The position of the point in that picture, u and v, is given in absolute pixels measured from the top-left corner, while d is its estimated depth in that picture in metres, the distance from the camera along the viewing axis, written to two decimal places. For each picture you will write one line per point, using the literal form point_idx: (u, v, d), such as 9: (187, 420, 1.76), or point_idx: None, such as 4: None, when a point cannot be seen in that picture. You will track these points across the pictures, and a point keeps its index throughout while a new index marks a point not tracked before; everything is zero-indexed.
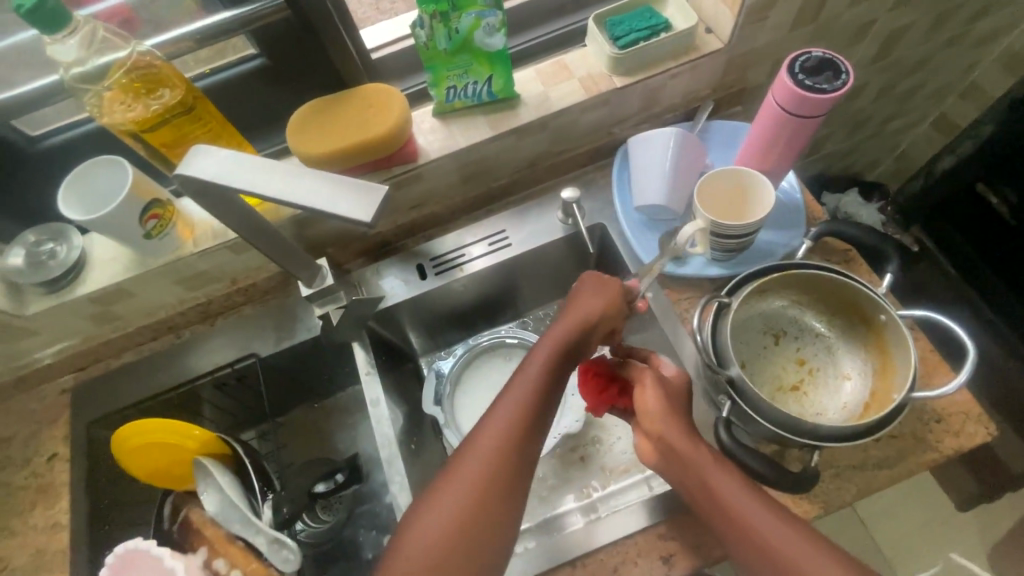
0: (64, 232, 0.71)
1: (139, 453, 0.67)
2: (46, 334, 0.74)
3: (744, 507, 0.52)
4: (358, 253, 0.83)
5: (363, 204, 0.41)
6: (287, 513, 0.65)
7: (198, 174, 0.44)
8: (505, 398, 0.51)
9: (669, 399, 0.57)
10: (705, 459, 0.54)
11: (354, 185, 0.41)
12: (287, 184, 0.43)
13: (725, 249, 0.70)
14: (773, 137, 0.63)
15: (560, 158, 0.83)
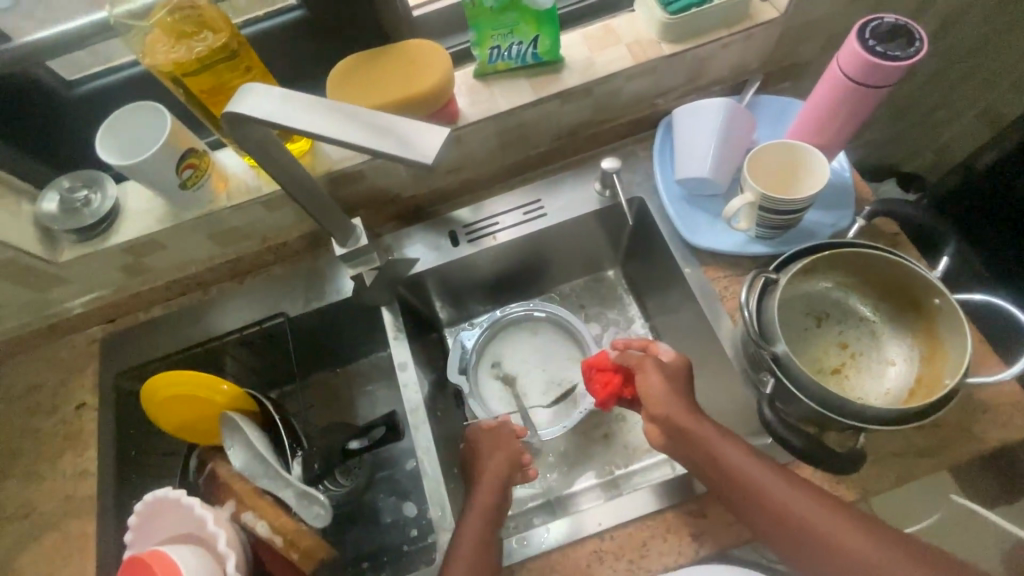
0: (98, 180, 0.70)
1: (169, 404, 0.67)
2: (78, 283, 0.73)
3: (758, 474, 0.55)
4: (389, 218, 0.82)
5: (422, 145, 0.39)
6: (318, 469, 0.68)
7: (249, 112, 0.42)
8: (475, 500, 0.64)
9: (669, 380, 0.62)
10: (713, 434, 0.58)
11: (413, 125, 0.40)
12: (343, 125, 0.41)
13: (774, 226, 0.67)
14: (834, 109, 0.61)
15: (600, 129, 0.81)
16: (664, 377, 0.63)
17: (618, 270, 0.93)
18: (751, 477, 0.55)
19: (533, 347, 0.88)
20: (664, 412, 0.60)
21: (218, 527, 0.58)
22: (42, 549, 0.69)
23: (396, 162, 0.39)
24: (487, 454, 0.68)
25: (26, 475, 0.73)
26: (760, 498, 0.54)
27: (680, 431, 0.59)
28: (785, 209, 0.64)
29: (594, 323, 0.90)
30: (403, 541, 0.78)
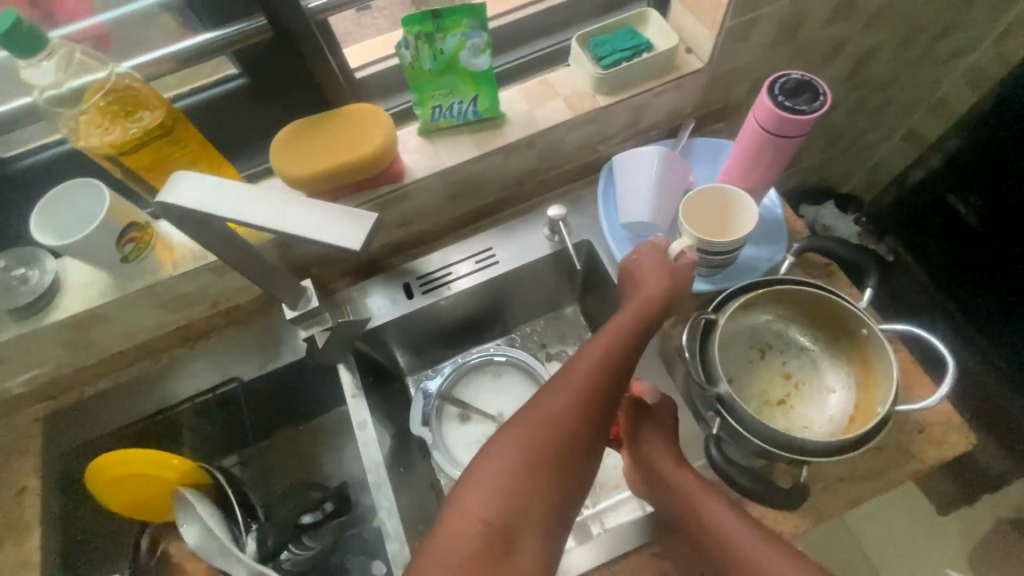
0: (36, 256, 0.68)
1: (114, 485, 0.65)
2: (17, 363, 0.71)
3: (715, 518, 0.57)
4: (344, 273, 0.82)
5: (355, 233, 0.41)
6: (272, 545, 0.66)
7: (179, 201, 0.43)
8: (601, 339, 0.57)
9: (655, 428, 0.64)
10: (682, 473, 0.60)
11: (345, 212, 0.42)
12: (278, 214, 0.42)
13: (719, 264, 0.70)
14: (756, 157, 0.65)
15: (547, 175, 0.83)
16: (653, 422, 0.64)
17: (577, 308, 0.94)
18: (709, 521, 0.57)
19: (496, 390, 0.88)
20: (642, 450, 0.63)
21: None
22: None
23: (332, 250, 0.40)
24: (653, 261, 0.65)
25: None
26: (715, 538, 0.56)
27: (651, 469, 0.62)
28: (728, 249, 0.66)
29: (555, 362, 0.91)
30: None
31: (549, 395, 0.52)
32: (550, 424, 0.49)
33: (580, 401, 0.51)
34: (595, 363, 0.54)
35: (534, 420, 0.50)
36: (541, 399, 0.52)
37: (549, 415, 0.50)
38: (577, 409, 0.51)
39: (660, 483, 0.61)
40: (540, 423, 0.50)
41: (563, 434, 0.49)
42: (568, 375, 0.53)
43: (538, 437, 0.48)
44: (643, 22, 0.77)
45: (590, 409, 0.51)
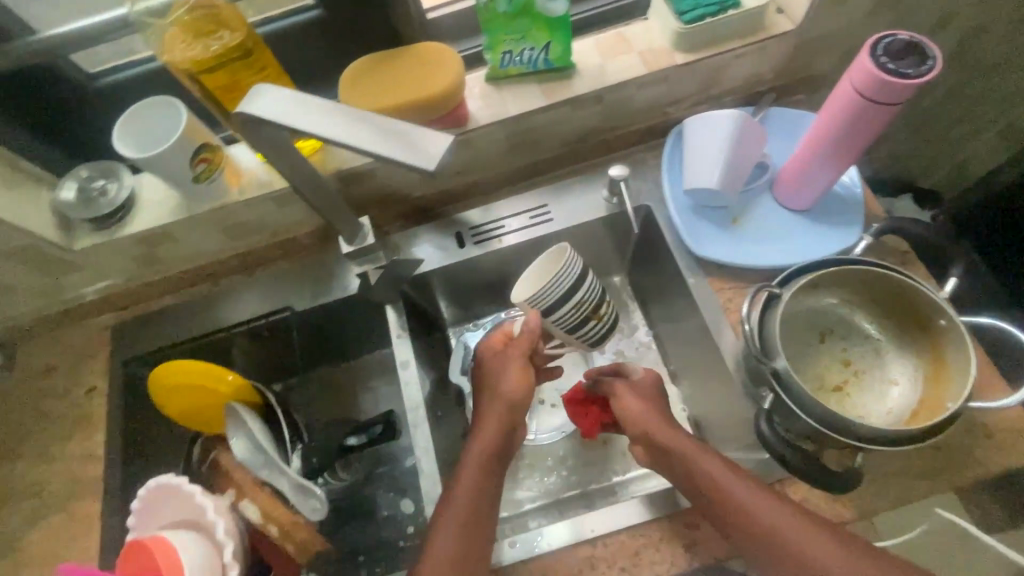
0: (114, 170, 0.72)
1: (175, 393, 0.69)
2: (92, 271, 0.75)
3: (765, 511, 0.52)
4: (398, 217, 0.83)
5: (429, 152, 0.41)
6: (317, 464, 0.69)
7: (257, 111, 0.44)
8: (482, 428, 0.64)
9: (640, 397, 0.65)
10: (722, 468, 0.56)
11: (422, 131, 0.41)
12: (350, 129, 0.43)
13: (586, 323, 0.66)
14: (845, 125, 0.60)
15: (611, 135, 0.80)
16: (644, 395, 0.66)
17: (625, 277, 0.92)
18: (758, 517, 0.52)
19: None
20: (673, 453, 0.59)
21: (217, 515, 0.59)
22: (49, 527, 0.71)
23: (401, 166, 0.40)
24: (502, 365, 0.67)
25: (36, 455, 0.75)
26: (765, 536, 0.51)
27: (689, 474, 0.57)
28: (562, 295, 0.63)
29: None
30: (398, 538, 0.79)
31: (458, 476, 0.61)
32: (473, 492, 0.59)
33: (480, 487, 0.60)
34: (485, 445, 0.63)
35: (456, 489, 0.60)
36: (456, 477, 0.61)
37: (472, 484, 0.60)
38: (486, 482, 0.61)
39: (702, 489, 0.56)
40: (465, 487, 0.60)
41: (483, 499, 0.60)
42: (472, 455, 0.62)
43: (465, 506, 0.58)
44: None
45: (492, 474, 0.62)
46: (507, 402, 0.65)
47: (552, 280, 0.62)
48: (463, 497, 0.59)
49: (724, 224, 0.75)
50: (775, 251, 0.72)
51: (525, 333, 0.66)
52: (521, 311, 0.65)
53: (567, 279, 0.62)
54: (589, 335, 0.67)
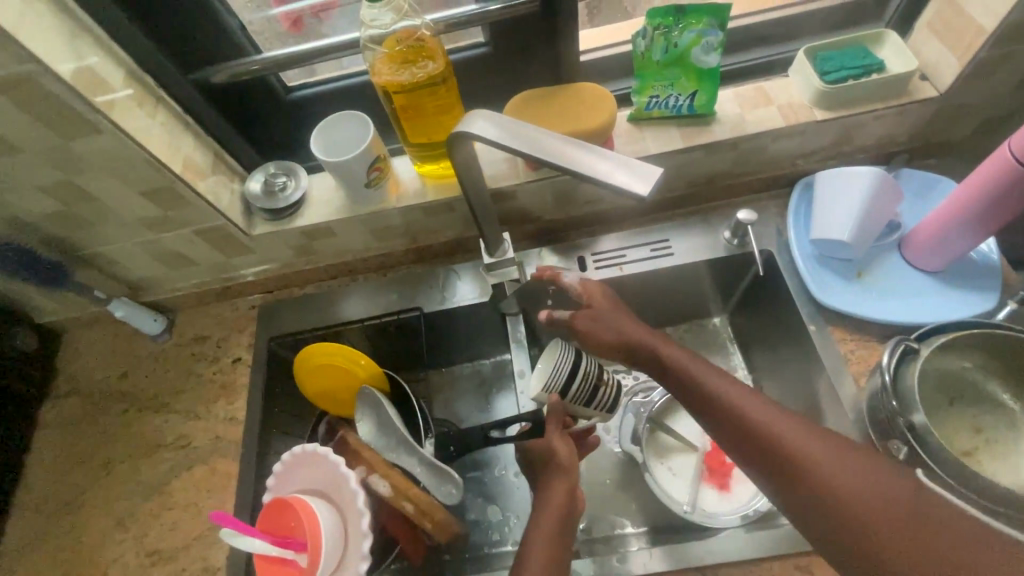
0: (294, 169, 0.82)
1: (319, 371, 0.76)
2: (257, 255, 0.85)
3: (868, 494, 0.47)
4: (524, 236, 0.89)
5: (642, 180, 0.46)
6: (454, 451, 0.73)
7: (480, 132, 0.53)
8: (540, 498, 0.63)
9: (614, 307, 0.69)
10: (820, 446, 0.51)
11: (635, 162, 0.47)
12: (563, 152, 0.50)
13: (597, 391, 0.71)
14: (996, 192, 0.62)
15: (738, 180, 0.84)
16: (610, 301, 0.70)
17: (724, 318, 0.93)
18: (855, 498, 0.47)
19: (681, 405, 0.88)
20: (761, 428, 0.53)
21: (357, 487, 0.64)
22: (192, 477, 0.79)
23: (612, 190, 0.47)
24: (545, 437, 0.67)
25: (185, 412, 0.84)
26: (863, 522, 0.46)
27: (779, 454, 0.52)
28: (569, 376, 0.68)
29: None
30: (485, 543, 0.80)
31: (532, 538, 0.59)
32: (547, 551, 0.58)
33: (553, 547, 0.59)
34: (553, 510, 0.61)
35: (532, 553, 0.58)
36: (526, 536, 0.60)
37: (546, 538, 0.59)
38: (561, 544, 0.59)
39: (790, 473, 0.51)
40: (539, 545, 0.59)
41: (560, 557, 0.59)
42: (540, 523, 0.60)
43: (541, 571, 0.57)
44: (880, 42, 0.76)
45: (565, 540, 0.60)
46: (565, 470, 0.64)
47: (551, 370, 0.68)
48: (542, 556, 0.58)
49: (848, 278, 0.76)
50: (902, 309, 0.73)
51: (552, 414, 0.68)
52: (544, 401, 0.70)
53: (565, 365, 0.68)
54: (602, 404, 0.72)
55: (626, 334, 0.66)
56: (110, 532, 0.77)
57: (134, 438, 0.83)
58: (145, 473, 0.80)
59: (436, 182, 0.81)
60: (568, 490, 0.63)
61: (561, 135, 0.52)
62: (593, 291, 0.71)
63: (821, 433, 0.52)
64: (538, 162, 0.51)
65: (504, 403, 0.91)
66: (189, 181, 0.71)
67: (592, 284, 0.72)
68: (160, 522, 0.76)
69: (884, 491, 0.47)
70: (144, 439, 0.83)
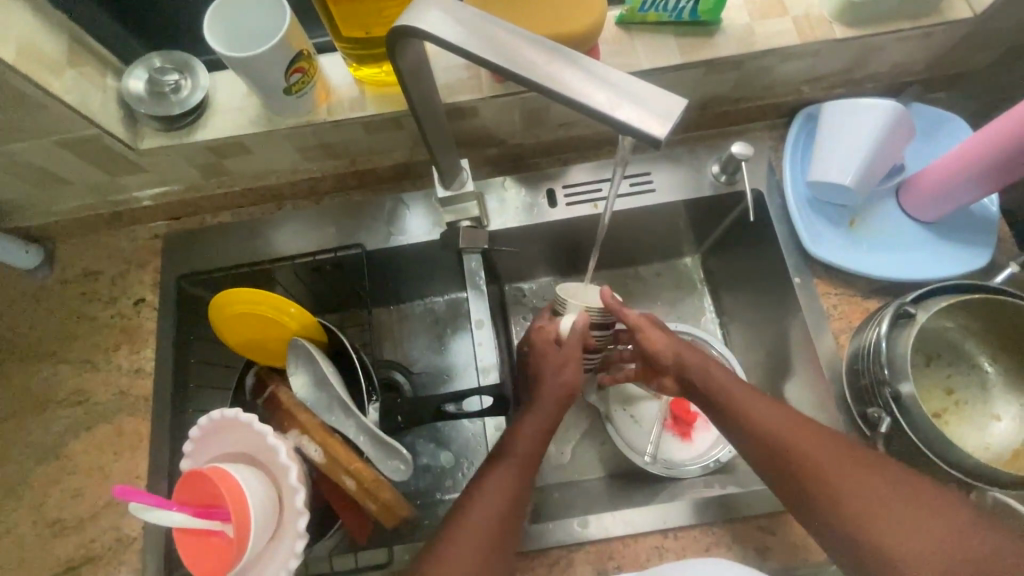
0: (190, 65, 0.64)
1: (241, 322, 0.63)
2: (152, 173, 0.69)
3: (860, 483, 0.52)
4: (487, 162, 0.76)
5: (658, 113, 0.35)
6: (401, 422, 0.63)
7: (428, 22, 0.40)
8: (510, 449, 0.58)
9: (667, 335, 0.64)
10: (817, 441, 0.54)
11: (650, 89, 0.36)
12: (550, 65, 0.37)
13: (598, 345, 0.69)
14: (1000, 158, 0.58)
15: (733, 107, 0.73)
16: (663, 331, 0.65)
17: (697, 259, 0.84)
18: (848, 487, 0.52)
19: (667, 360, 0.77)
20: (769, 432, 0.56)
21: (289, 460, 0.56)
22: (95, 438, 0.68)
23: (617, 127, 0.35)
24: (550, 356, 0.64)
25: (79, 362, 0.71)
26: (850, 508, 0.51)
27: (786, 453, 0.55)
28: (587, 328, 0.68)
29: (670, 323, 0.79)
30: (436, 489, 0.76)
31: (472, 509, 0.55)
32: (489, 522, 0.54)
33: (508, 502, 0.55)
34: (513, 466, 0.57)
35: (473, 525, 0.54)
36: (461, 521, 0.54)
37: (482, 525, 0.54)
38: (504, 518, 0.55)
39: (795, 471, 0.54)
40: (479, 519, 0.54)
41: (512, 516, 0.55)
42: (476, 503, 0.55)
43: (473, 547, 0.53)
44: None
45: (508, 528, 0.55)
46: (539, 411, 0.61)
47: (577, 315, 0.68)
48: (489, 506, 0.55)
49: (840, 226, 0.70)
50: (896, 262, 0.68)
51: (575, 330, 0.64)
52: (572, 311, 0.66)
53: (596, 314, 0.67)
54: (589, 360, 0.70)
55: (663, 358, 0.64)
56: None
57: (17, 392, 0.70)
58: (35, 434, 0.68)
59: (377, 92, 0.65)
60: (516, 471, 0.57)
61: (550, 41, 0.39)
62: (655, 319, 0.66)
63: (820, 432, 0.55)
64: (513, 74, 0.38)
65: (459, 346, 0.82)
66: (33, 74, 0.52)
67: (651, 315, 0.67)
68: (59, 489, 0.66)
69: (872, 477, 0.52)
70: (29, 393, 0.69)
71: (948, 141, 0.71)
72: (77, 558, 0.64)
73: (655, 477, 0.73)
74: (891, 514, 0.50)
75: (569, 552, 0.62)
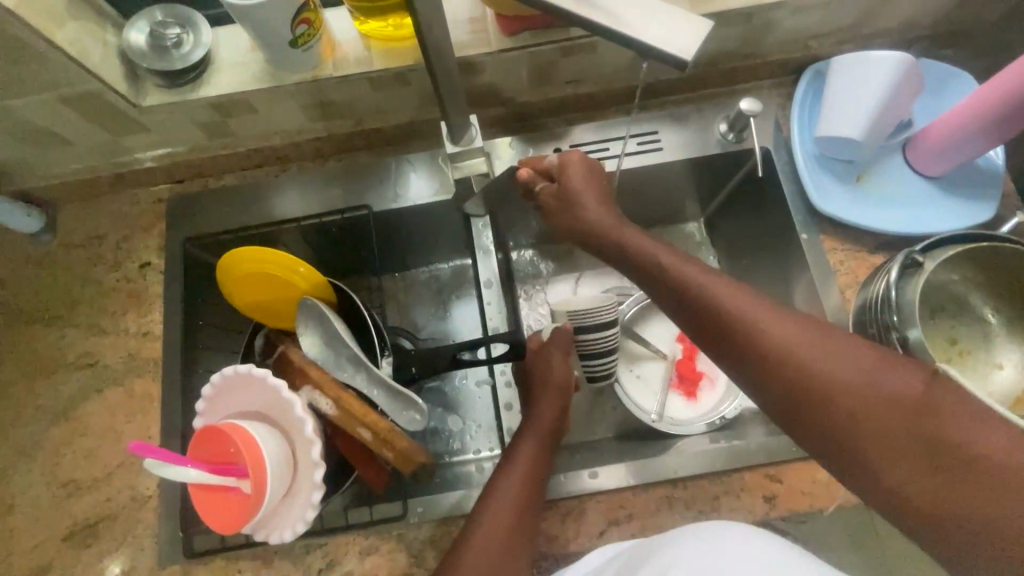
0: (191, 19, 0.63)
1: (250, 282, 0.63)
2: (156, 133, 0.68)
3: (882, 403, 0.41)
4: (493, 123, 0.76)
5: (680, 39, 0.37)
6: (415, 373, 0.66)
7: None
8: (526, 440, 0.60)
9: (588, 182, 0.63)
10: (831, 358, 0.43)
11: (672, 15, 0.37)
12: None
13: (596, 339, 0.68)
14: (1001, 114, 0.58)
15: (742, 64, 0.73)
16: (585, 176, 0.63)
17: (701, 222, 0.85)
18: (883, 420, 0.40)
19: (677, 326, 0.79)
20: (770, 349, 0.46)
21: (304, 413, 0.56)
22: (106, 400, 0.68)
23: (641, 51, 0.37)
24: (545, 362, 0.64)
25: (88, 326, 0.70)
26: (882, 442, 0.40)
27: (804, 381, 0.44)
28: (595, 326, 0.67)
29: None
30: (446, 452, 0.76)
31: (497, 496, 0.56)
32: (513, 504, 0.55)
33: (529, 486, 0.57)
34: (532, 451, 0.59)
35: (501, 507, 0.55)
36: (488, 495, 0.56)
37: (510, 501, 0.55)
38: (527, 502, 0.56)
39: (817, 403, 0.43)
40: (506, 507, 0.55)
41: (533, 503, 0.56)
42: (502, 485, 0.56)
43: (503, 530, 0.53)
44: None
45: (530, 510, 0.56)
46: (552, 394, 0.63)
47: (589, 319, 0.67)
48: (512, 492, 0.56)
49: (847, 183, 0.70)
50: (903, 217, 0.68)
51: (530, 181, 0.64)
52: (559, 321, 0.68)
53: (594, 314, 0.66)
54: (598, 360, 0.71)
55: (581, 222, 0.62)
56: (12, 462, 0.66)
57: (26, 356, 0.69)
58: (46, 397, 0.68)
59: (383, 47, 0.64)
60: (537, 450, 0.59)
61: None
62: (572, 166, 0.63)
63: (828, 342, 0.44)
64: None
65: (466, 311, 0.83)
66: (38, 24, 0.51)
67: (571, 156, 0.63)
68: (72, 450, 0.67)
69: (910, 400, 0.40)
70: (37, 357, 0.69)
71: (956, 96, 0.71)
72: (94, 516, 0.64)
73: (662, 434, 0.75)
74: (925, 432, 0.39)
75: (579, 503, 0.63)
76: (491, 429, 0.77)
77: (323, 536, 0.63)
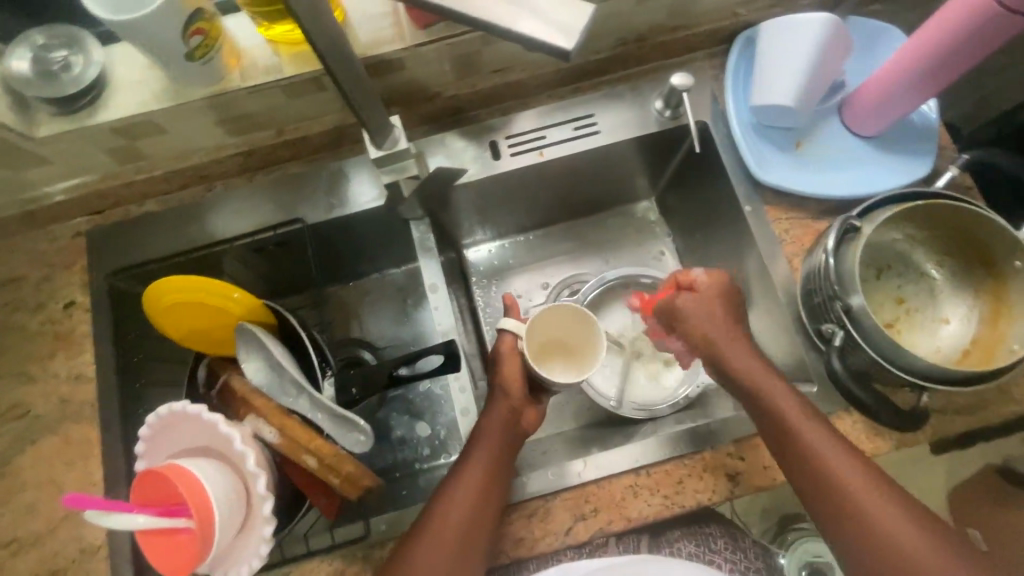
0: (79, 39, 0.59)
1: (178, 314, 0.59)
2: (60, 164, 0.64)
3: (875, 493, 0.51)
4: (424, 121, 0.73)
5: (564, 25, 0.34)
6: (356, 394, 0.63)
7: None
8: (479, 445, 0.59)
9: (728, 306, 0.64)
10: (821, 433, 0.54)
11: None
12: None
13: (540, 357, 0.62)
14: (930, 65, 0.57)
15: (672, 37, 0.71)
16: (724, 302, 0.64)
17: (653, 201, 0.85)
18: (842, 481, 0.52)
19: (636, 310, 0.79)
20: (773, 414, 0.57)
21: (244, 446, 0.54)
22: (42, 450, 0.65)
23: (523, 44, 0.34)
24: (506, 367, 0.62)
25: (14, 375, 0.67)
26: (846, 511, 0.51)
27: (788, 444, 0.55)
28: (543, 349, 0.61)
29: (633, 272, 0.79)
30: (414, 460, 0.74)
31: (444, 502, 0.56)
32: (461, 510, 0.55)
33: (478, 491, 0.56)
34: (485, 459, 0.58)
35: (446, 523, 0.55)
36: (439, 499, 0.57)
37: (460, 509, 0.55)
38: (477, 513, 0.56)
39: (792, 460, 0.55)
40: (455, 515, 0.55)
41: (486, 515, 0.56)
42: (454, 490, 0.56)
43: (452, 539, 0.54)
44: None
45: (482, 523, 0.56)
46: (504, 404, 0.61)
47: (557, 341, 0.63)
48: (460, 502, 0.56)
49: (790, 150, 0.69)
50: (845, 179, 0.68)
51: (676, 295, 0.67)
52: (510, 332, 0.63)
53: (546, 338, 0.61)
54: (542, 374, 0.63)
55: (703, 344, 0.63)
56: None
57: None
58: None
59: (292, 51, 0.61)
60: (493, 457, 0.58)
61: None
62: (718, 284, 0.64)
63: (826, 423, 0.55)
64: None
65: (422, 316, 0.80)
66: None
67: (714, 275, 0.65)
68: (11, 506, 0.63)
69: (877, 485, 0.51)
70: None
71: (887, 52, 0.70)
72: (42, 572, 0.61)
73: (627, 421, 0.74)
74: (871, 504, 0.51)
75: (544, 503, 0.62)
76: (455, 433, 0.75)
77: (286, 564, 0.61)
